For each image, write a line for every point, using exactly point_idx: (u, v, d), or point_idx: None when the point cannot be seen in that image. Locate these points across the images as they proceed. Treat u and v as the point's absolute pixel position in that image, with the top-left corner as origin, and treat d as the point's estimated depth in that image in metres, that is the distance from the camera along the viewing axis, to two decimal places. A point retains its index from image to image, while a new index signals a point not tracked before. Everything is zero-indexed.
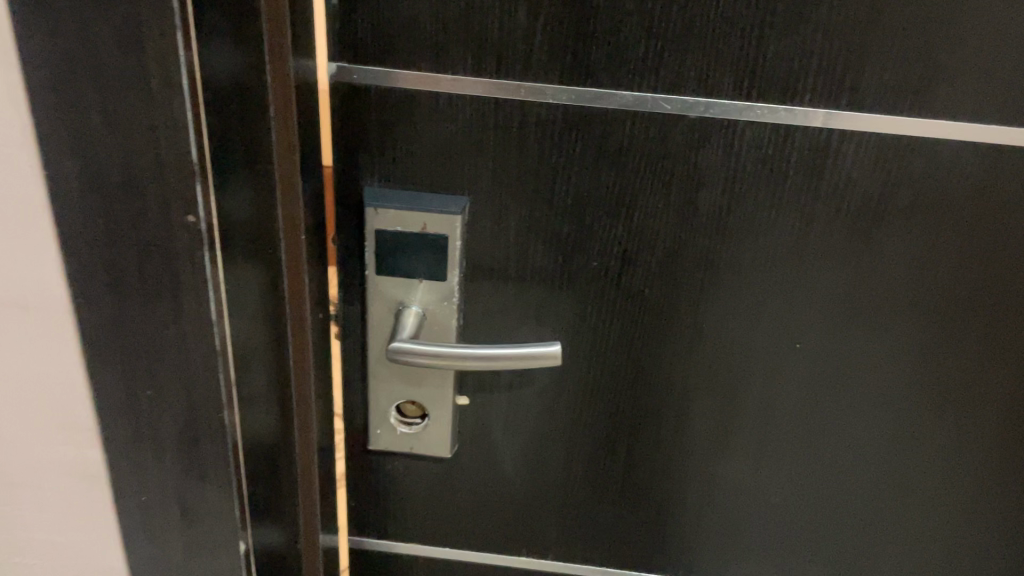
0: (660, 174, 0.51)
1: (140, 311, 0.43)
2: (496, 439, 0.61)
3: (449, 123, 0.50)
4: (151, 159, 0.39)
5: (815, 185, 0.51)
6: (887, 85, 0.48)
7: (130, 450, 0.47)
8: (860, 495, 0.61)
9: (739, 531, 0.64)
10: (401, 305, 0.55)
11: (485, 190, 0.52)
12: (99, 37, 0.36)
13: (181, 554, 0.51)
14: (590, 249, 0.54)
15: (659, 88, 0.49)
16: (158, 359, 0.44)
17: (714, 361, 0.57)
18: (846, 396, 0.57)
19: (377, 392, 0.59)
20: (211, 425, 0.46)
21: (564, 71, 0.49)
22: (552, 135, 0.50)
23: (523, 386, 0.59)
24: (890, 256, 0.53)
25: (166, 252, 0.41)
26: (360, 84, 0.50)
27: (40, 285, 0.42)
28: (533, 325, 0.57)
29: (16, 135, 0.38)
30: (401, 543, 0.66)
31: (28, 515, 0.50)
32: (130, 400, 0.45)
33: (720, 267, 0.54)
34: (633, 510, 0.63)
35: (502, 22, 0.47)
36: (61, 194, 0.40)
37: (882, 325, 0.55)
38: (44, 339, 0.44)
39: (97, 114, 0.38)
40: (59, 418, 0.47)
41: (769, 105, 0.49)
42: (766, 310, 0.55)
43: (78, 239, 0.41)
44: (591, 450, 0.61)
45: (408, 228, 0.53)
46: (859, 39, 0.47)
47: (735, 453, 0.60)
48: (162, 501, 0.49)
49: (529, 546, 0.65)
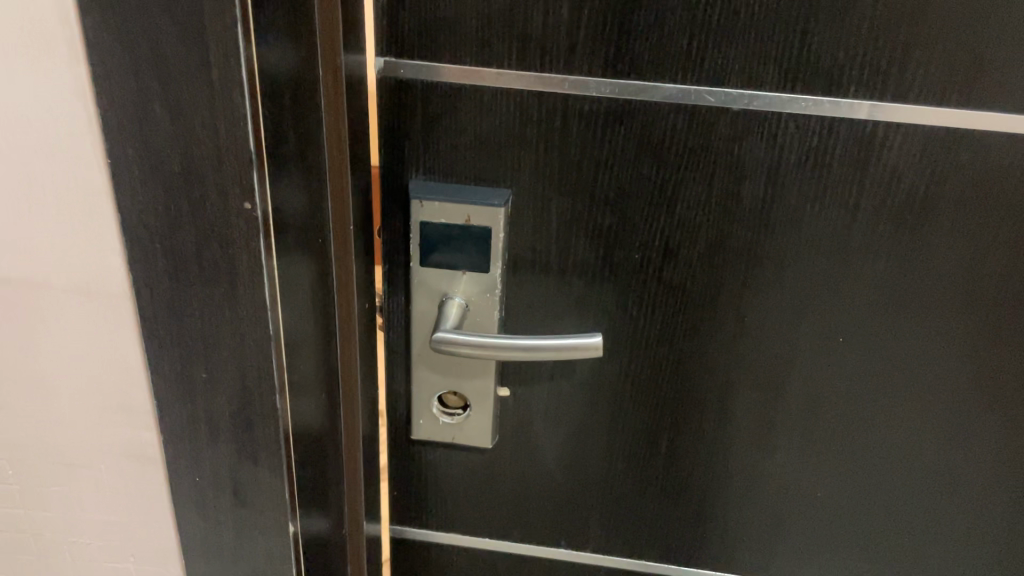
0: (703, 167, 0.51)
1: (198, 298, 0.44)
2: (537, 430, 0.62)
3: (494, 117, 0.51)
4: (210, 149, 0.40)
5: (860, 177, 0.50)
6: (934, 76, 0.48)
7: (185, 433, 0.48)
8: (905, 492, 0.61)
9: (781, 526, 0.63)
10: (445, 297, 0.56)
11: (528, 183, 0.53)
12: (162, 29, 0.37)
13: (233, 537, 0.52)
14: (633, 242, 0.54)
15: (702, 80, 0.49)
16: (214, 344, 0.45)
17: (756, 355, 0.57)
18: (890, 391, 0.57)
19: (420, 382, 0.60)
20: (264, 410, 0.47)
21: (608, 64, 0.49)
22: (596, 128, 0.51)
23: (564, 379, 0.59)
24: (937, 249, 0.52)
25: (224, 239, 0.42)
26: (407, 78, 0.50)
27: (101, 270, 0.44)
28: (575, 318, 0.57)
29: (82, 126, 0.41)
30: (442, 533, 0.67)
31: (87, 493, 0.53)
32: (186, 384, 0.47)
33: (763, 261, 0.54)
34: (674, 504, 0.63)
35: (548, 16, 0.48)
36: (124, 183, 0.41)
37: (928, 320, 0.54)
38: (105, 324, 0.46)
39: (159, 105, 0.39)
40: (118, 400, 0.49)
41: (814, 97, 0.49)
42: (810, 304, 0.55)
43: (138, 228, 0.42)
44: (632, 443, 0.61)
45: (452, 222, 0.54)
46: (906, 31, 0.46)
47: (777, 448, 0.60)
48: (215, 485, 0.50)
49: (569, 538, 0.66)
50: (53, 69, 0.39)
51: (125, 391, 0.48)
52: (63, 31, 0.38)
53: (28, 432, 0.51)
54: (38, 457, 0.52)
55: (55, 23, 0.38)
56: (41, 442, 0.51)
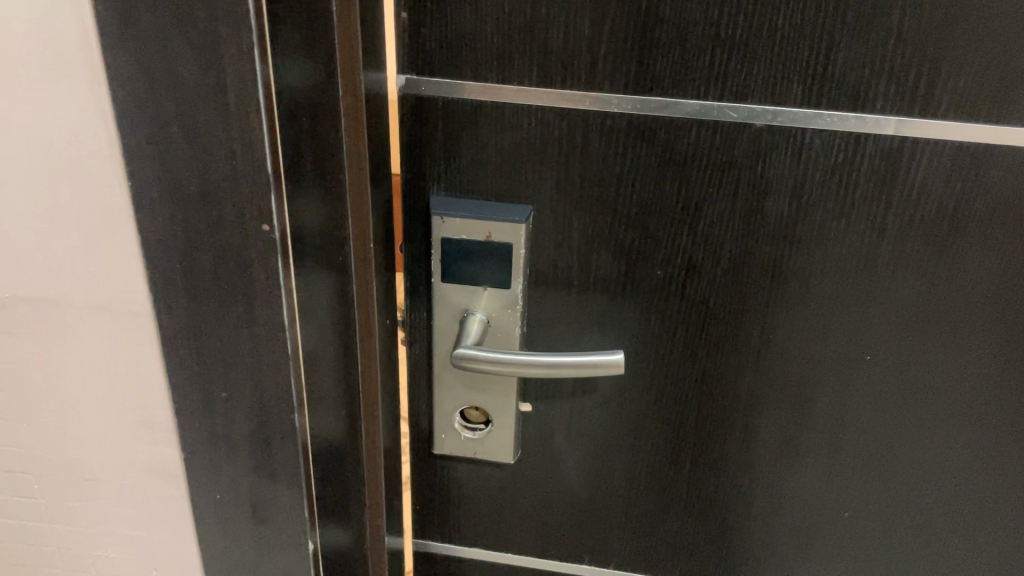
0: (727, 182, 0.51)
1: (216, 315, 0.44)
2: (560, 445, 0.61)
3: (514, 133, 0.51)
4: (227, 171, 0.40)
5: (888, 193, 0.49)
6: (963, 90, 0.46)
7: (206, 449, 0.49)
8: (937, 513, 0.59)
9: (808, 547, 0.62)
10: (466, 312, 0.56)
11: (549, 199, 0.53)
12: (179, 54, 0.38)
13: (253, 552, 0.52)
14: (655, 258, 0.53)
15: (724, 96, 0.48)
16: (232, 362, 0.46)
17: (781, 372, 0.56)
18: (920, 410, 0.56)
19: (441, 397, 0.60)
20: (282, 427, 0.47)
21: (630, 80, 0.49)
22: (618, 143, 0.50)
23: (585, 395, 0.59)
24: (968, 266, 0.51)
25: (242, 260, 0.42)
26: (428, 95, 0.51)
27: (123, 289, 0.45)
28: (596, 334, 0.57)
29: (102, 150, 0.41)
30: (464, 547, 0.67)
31: (111, 507, 0.54)
32: (206, 401, 0.47)
33: (788, 277, 0.53)
34: (699, 521, 0.62)
35: (567, 32, 0.48)
36: (143, 206, 0.42)
37: (959, 337, 0.53)
38: (127, 342, 0.47)
39: (176, 127, 0.39)
40: (140, 417, 0.50)
41: (839, 113, 0.48)
42: (837, 320, 0.54)
43: (158, 247, 0.43)
44: (655, 460, 0.60)
45: (473, 237, 0.53)
46: (932, 46, 0.45)
47: (803, 466, 0.59)
48: (235, 502, 0.51)
49: (592, 554, 0.65)
50: (75, 94, 0.40)
51: (147, 407, 0.49)
52: (83, 58, 0.39)
53: (56, 446, 0.52)
54: (65, 470, 0.53)
55: (76, 49, 0.39)
56: (68, 455, 0.52)
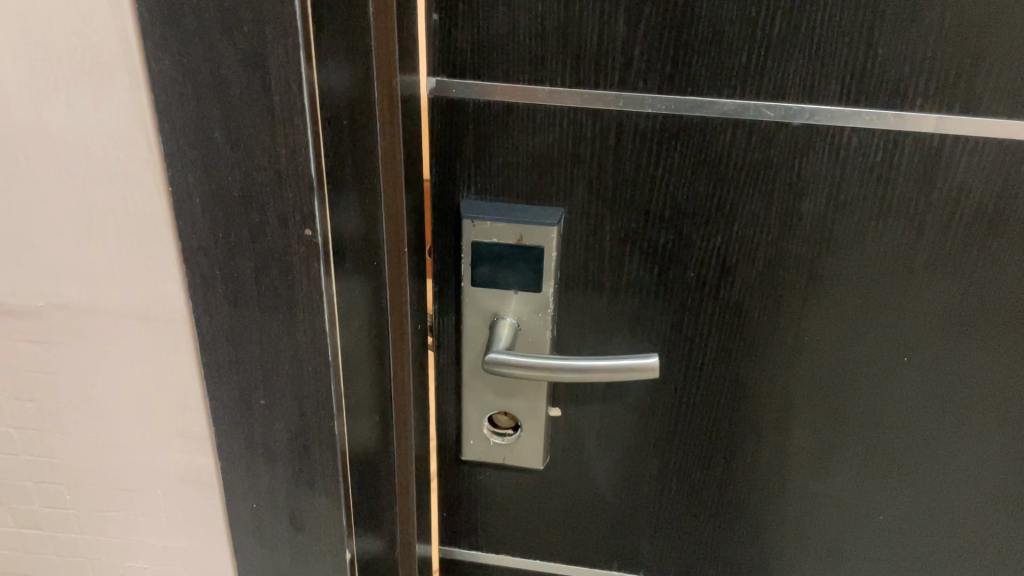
0: (763, 182, 0.50)
1: (256, 322, 0.44)
2: (590, 451, 0.60)
3: (545, 134, 0.50)
4: (270, 175, 0.40)
5: (927, 192, 0.49)
6: (1005, 86, 0.46)
7: (244, 457, 0.48)
8: (973, 515, 0.59)
9: (843, 550, 0.61)
10: (496, 316, 0.55)
11: (580, 202, 0.52)
12: (224, 56, 0.37)
13: (289, 560, 0.52)
14: (688, 260, 0.53)
15: (762, 95, 0.48)
16: (272, 369, 0.45)
17: (816, 374, 0.55)
18: (957, 410, 0.55)
19: (470, 403, 0.59)
20: (322, 435, 0.47)
21: (665, 79, 0.48)
22: (652, 143, 0.50)
23: (616, 399, 0.58)
24: (1009, 265, 0.50)
25: (284, 266, 0.42)
26: (458, 98, 0.50)
27: (160, 296, 0.45)
28: (628, 337, 0.56)
29: (143, 155, 0.41)
30: (491, 554, 0.66)
31: (144, 518, 0.53)
32: (244, 408, 0.47)
33: (823, 279, 0.52)
34: (730, 527, 0.62)
35: (603, 32, 0.47)
36: (185, 211, 0.41)
37: (998, 335, 0.53)
38: (162, 349, 0.47)
39: (219, 131, 0.39)
40: (173, 425, 0.49)
41: (877, 111, 0.47)
42: (873, 322, 0.53)
43: (198, 254, 0.43)
44: (687, 464, 0.60)
45: (505, 241, 0.53)
46: (974, 42, 0.45)
47: (838, 469, 0.58)
48: (271, 510, 0.50)
49: (622, 561, 0.65)
50: (114, 99, 0.40)
51: (181, 415, 0.49)
52: (124, 63, 0.39)
53: (87, 455, 0.52)
54: (97, 481, 0.52)
55: (117, 55, 0.39)
56: (101, 465, 0.52)
